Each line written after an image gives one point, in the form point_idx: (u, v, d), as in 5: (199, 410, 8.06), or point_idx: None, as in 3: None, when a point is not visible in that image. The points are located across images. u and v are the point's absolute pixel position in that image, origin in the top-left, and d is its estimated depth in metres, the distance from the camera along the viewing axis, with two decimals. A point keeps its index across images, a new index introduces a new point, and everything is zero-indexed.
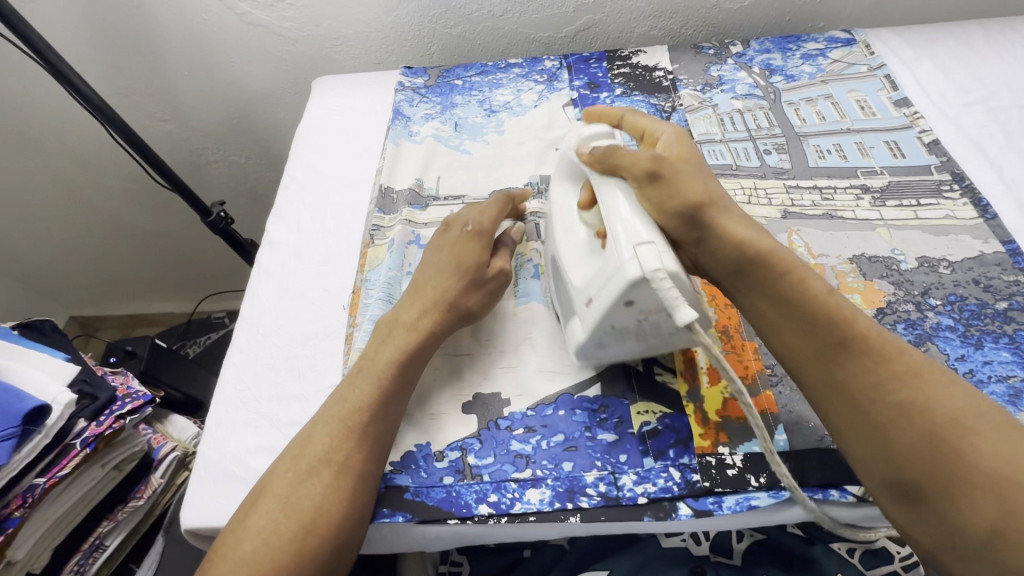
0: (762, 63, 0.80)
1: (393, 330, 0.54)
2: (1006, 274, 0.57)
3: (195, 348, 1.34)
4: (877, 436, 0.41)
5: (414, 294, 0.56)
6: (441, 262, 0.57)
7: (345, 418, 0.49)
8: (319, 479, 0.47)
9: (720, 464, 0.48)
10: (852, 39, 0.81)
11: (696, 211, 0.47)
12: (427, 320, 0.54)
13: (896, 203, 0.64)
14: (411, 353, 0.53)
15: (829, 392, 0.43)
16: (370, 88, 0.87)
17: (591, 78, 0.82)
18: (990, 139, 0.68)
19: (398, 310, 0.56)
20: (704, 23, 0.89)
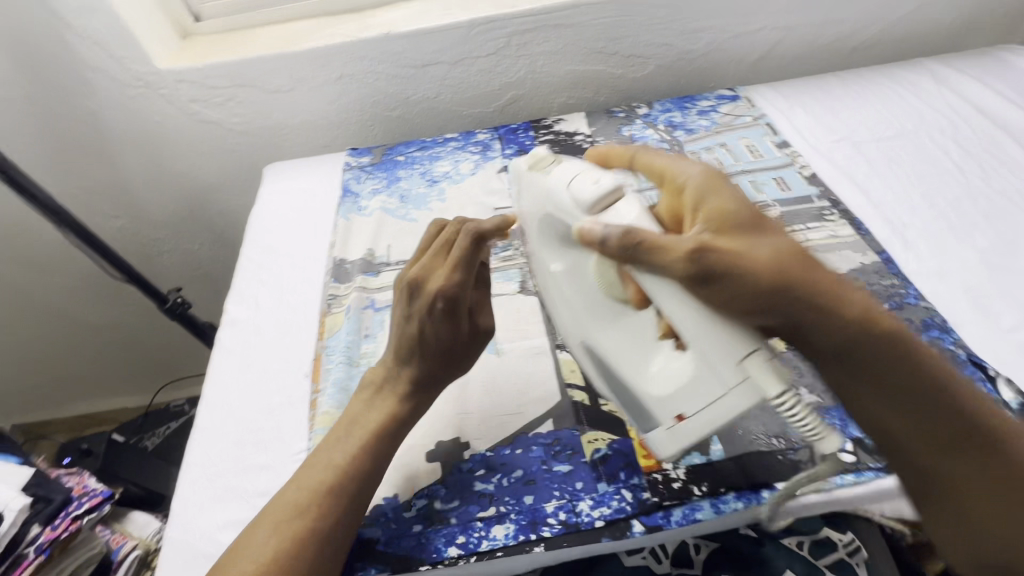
0: (665, 121, 0.93)
1: (373, 385, 0.57)
2: (884, 280, 0.67)
3: (155, 439, 1.29)
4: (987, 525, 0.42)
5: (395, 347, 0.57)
6: (430, 317, 0.55)
7: (320, 479, 0.51)
8: (291, 542, 0.47)
9: (665, 479, 0.53)
10: (736, 95, 0.95)
11: (784, 296, 0.41)
12: (406, 376, 0.56)
13: (789, 229, 0.74)
14: (390, 408, 0.55)
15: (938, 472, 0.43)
16: (320, 170, 0.93)
17: (520, 145, 0.92)
18: (857, 168, 0.80)
19: (374, 369, 0.58)
20: (614, 90, 1.02)
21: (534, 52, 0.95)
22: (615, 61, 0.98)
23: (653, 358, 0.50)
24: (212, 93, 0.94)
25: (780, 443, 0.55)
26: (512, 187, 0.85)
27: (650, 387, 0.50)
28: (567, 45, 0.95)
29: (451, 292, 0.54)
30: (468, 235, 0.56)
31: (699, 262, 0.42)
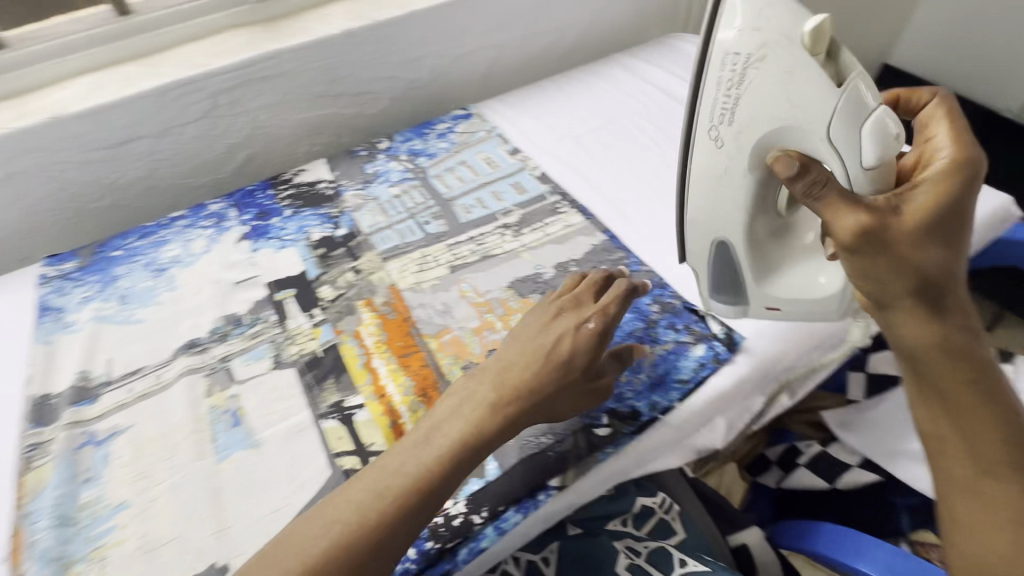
0: (407, 151, 0.93)
1: (463, 406, 0.53)
2: (612, 254, 0.73)
3: None
4: (996, 491, 0.44)
5: (495, 385, 0.54)
6: (522, 348, 0.57)
7: (382, 509, 0.47)
8: None
9: (446, 521, 0.52)
10: (469, 113, 1.00)
11: (918, 261, 0.45)
12: (501, 407, 0.53)
13: (530, 229, 0.78)
14: (473, 443, 0.51)
15: (952, 432, 0.46)
16: (7, 291, 0.76)
17: (259, 207, 0.85)
18: (578, 159, 0.88)
19: (471, 390, 0.54)
20: (356, 129, 1.01)
21: (252, 106, 0.89)
22: (344, 101, 0.96)
23: (821, 272, 0.60)
24: None
25: (547, 439, 0.57)
26: (253, 254, 0.78)
27: (803, 289, 0.60)
28: (287, 94, 0.91)
29: (603, 330, 0.58)
30: (614, 284, 0.63)
31: (863, 235, 0.45)
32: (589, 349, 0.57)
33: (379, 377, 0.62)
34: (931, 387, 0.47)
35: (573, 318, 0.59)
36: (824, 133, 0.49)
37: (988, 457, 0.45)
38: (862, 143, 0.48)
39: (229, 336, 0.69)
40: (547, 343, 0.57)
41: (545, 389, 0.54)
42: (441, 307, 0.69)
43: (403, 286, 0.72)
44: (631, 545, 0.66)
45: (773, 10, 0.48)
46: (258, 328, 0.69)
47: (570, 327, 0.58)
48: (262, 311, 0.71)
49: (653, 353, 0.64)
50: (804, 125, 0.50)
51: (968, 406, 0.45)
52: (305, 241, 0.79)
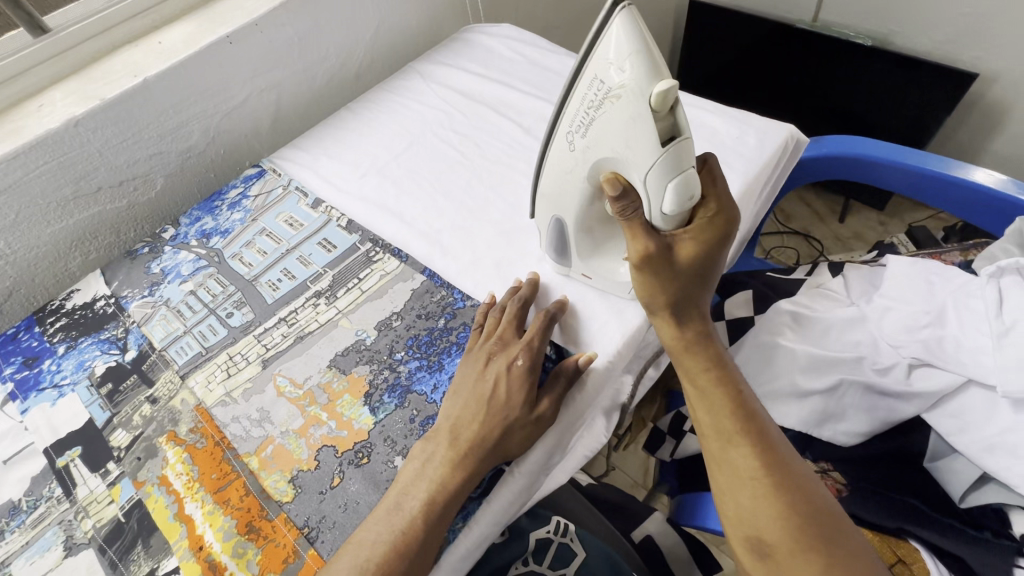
0: (197, 234, 0.82)
1: (426, 466, 0.52)
2: (434, 296, 0.68)
3: None
4: (741, 460, 0.49)
5: (446, 442, 0.53)
6: (465, 402, 0.55)
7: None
8: None
9: None
10: (261, 170, 0.90)
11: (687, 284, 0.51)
12: (463, 451, 0.52)
13: (344, 290, 0.71)
14: (452, 489, 0.51)
15: (709, 416, 0.51)
16: None
17: (25, 353, 0.71)
18: (386, 194, 0.82)
19: (430, 448, 0.53)
20: (135, 221, 0.87)
21: None
22: (107, 195, 0.83)
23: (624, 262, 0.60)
24: None
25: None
26: (23, 416, 0.65)
27: (609, 271, 0.61)
28: (24, 210, 0.76)
29: (536, 363, 0.57)
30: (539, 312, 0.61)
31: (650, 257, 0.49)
32: (529, 381, 0.56)
33: (195, 526, 0.54)
34: (691, 384, 0.53)
35: (504, 358, 0.57)
36: (641, 178, 0.46)
37: (734, 431, 0.50)
38: (655, 200, 0.46)
39: (5, 532, 0.57)
40: (482, 392, 0.55)
41: (491, 437, 0.53)
42: (258, 415, 0.61)
43: (210, 402, 0.63)
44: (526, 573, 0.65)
45: (637, 58, 0.42)
46: (40, 510, 0.58)
47: (504, 367, 0.56)
48: (42, 487, 0.59)
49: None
50: (628, 161, 0.46)
51: (715, 398, 0.51)
52: (87, 380, 0.67)
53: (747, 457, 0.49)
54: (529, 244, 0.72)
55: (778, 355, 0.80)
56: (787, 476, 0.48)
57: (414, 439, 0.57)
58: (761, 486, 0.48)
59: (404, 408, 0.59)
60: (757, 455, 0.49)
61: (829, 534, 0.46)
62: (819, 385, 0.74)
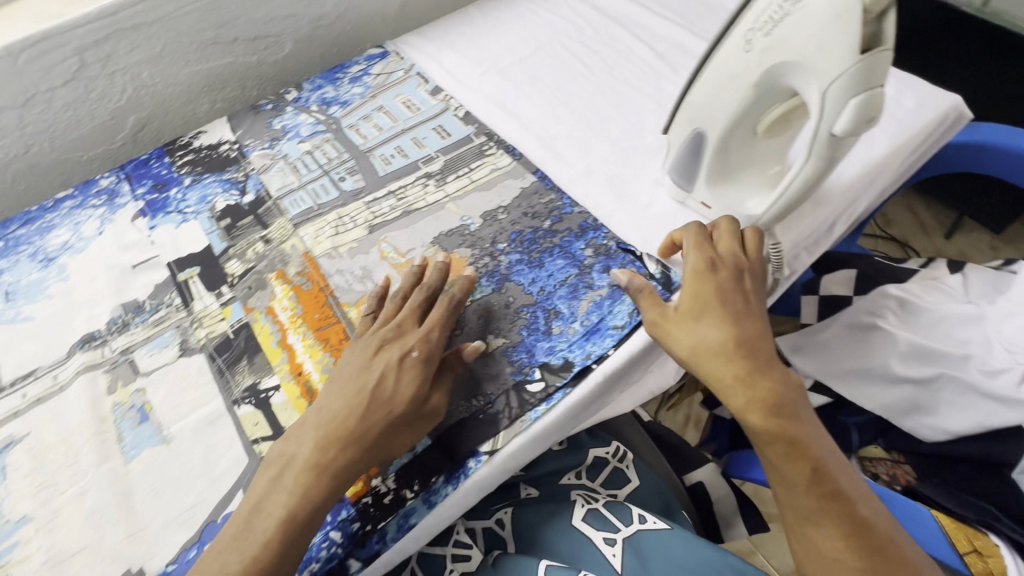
0: (317, 100, 0.84)
1: (283, 476, 0.46)
2: (543, 197, 0.68)
3: None
4: (823, 541, 0.45)
5: (316, 431, 0.48)
6: (347, 381, 0.50)
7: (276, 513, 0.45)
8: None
9: (376, 499, 0.49)
10: (385, 51, 0.90)
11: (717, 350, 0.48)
12: (336, 444, 0.47)
13: (455, 177, 0.71)
14: (325, 482, 0.46)
15: (783, 493, 0.47)
16: None
17: (155, 178, 0.77)
18: (506, 94, 0.81)
19: (302, 439, 0.48)
20: (261, 79, 0.90)
21: (130, 62, 0.78)
22: (242, 47, 0.85)
23: (752, 195, 0.58)
24: None
25: (478, 402, 0.53)
26: (151, 232, 0.71)
27: (736, 201, 0.58)
28: (170, 45, 0.79)
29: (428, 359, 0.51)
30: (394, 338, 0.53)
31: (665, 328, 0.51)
32: (425, 375, 0.51)
33: (295, 355, 0.58)
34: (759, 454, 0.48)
35: (398, 348, 0.51)
36: (822, 88, 0.44)
37: (816, 509, 0.45)
38: (832, 114, 0.44)
39: (130, 326, 0.63)
40: (373, 377, 0.50)
41: (386, 406, 0.49)
42: (360, 272, 0.64)
43: (318, 252, 0.66)
44: (587, 496, 0.63)
45: None
46: (161, 314, 0.63)
47: (399, 355, 0.51)
48: (163, 296, 0.65)
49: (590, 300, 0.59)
50: (812, 68, 0.44)
51: (790, 473, 0.46)
52: (209, 213, 0.72)
53: (834, 536, 0.44)
54: (645, 166, 0.70)
55: (873, 338, 0.76)
56: (878, 554, 0.44)
57: (507, 323, 0.58)
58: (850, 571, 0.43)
59: (500, 294, 0.60)
60: (841, 534, 0.44)
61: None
62: (915, 374, 0.71)
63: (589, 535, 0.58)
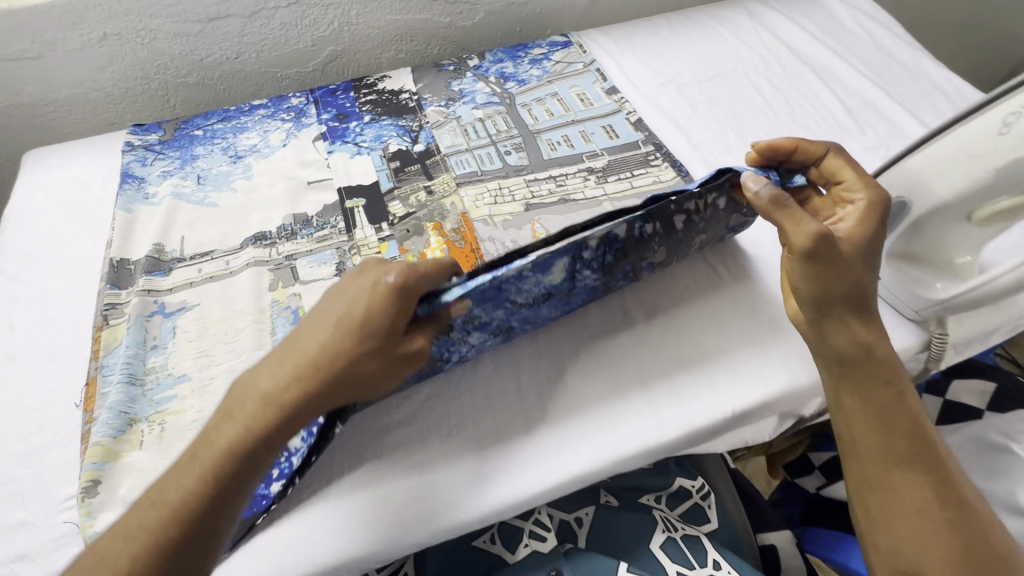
0: (496, 72, 0.87)
1: (233, 406, 0.44)
2: None
3: None
4: (903, 488, 0.48)
5: (276, 367, 0.45)
6: (311, 314, 0.46)
7: (226, 441, 0.43)
8: (182, 479, 0.43)
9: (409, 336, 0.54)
10: (568, 41, 0.91)
11: (851, 279, 0.48)
12: (298, 380, 0.44)
13: (616, 178, 0.72)
14: (279, 419, 0.44)
15: (872, 436, 0.49)
16: (95, 152, 0.78)
17: (339, 108, 0.82)
18: (680, 111, 0.81)
19: (268, 370, 0.45)
20: (445, 41, 0.94)
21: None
22: (441, 8, 0.90)
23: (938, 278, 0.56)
24: None
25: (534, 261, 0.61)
26: (329, 156, 0.76)
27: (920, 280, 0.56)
28: None
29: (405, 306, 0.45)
30: (356, 274, 0.47)
31: (818, 246, 0.46)
32: (400, 321, 0.46)
33: None
34: (858, 399, 0.50)
35: (373, 276, 0.46)
36: None
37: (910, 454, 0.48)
38: None
39: (296, 237, 0.68)
40: (343, 318, 0.45)
41: (333, 355, 0.44)
42: (511, 245, 0.66)
43: (474, 216, 0.69)
44: (667, 523, 0.63)
45: None
46: (325, 233, 0.68)
47: (376, 297, 0.44)
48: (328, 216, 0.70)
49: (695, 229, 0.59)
50: None
51: (884, 416, 0.49)
52: (381, 152, 0.76)
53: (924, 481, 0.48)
54: None
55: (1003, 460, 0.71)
56: (955, 507, 0.47)
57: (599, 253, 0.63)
58: (925, 519, 0.47)
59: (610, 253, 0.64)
60: (923, 483, 0.47)
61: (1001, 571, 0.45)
62: None
63: (662, 563, 0.58)
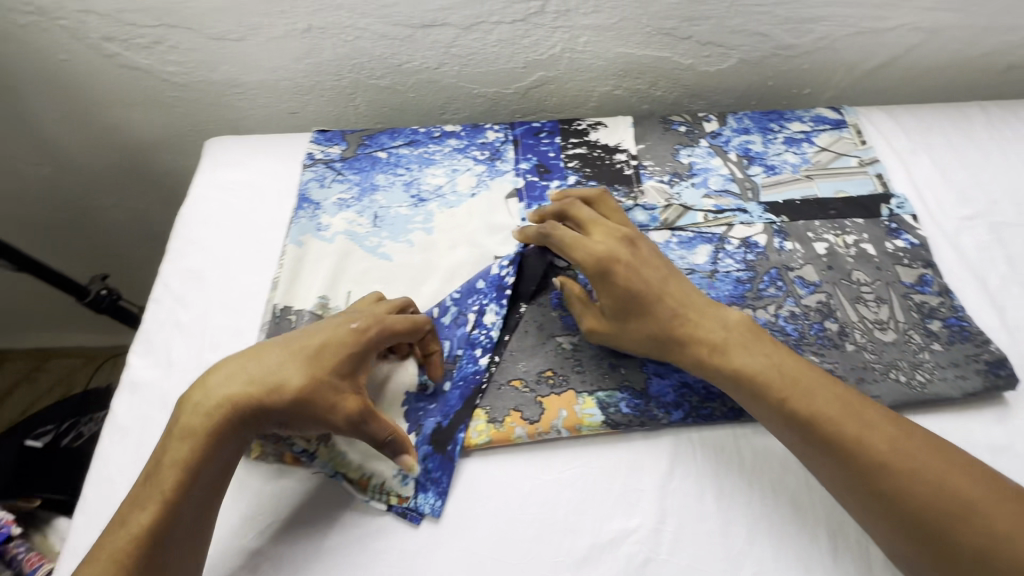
0: (739, 148, 0.69)
1: (178, 427, 0.46)
2: (903, 293, 0.58)
3: (92, 426, 0.98)
4: (841, 466, 0.44)
5: (170, 433, 0.46)
6: (272, 357, 0.48)
7: (178, 461, 0.45)
8: (144, 497, 0.44)
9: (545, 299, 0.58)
10: (842, 119, 0.70)
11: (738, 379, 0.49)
12: (187, 442, 0.45)
13: (883, 365, 0.54)
14: (177, 494, 0.44)
15: (793, 440, 0.47)
16: (275, 155, 0.71)
17: (541, 157, 0.69)
18: (992, 268, 0.59)
19: (164, 446, 0.46)
20: (676, 84, 0.76)
21: (580, 23, 0.69)
22: (687, 48, 0.72)
23: None
24: (134, 32, 0.70)
25: (662, 242, 0.62)
26: (522, 223, 0.63)
27: None
28: (626, 19, 0.68)
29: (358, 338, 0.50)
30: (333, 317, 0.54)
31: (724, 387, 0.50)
32: (285, 391, 0.46)
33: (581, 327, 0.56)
34: (766, 409, 0.48)
35: (337, 322, 0.51)
36: None
37: (824, 413, 0.45)
38: None
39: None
40: (227, 388, 0.46)
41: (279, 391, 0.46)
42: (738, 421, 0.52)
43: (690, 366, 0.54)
44: None
45: None
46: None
47: (263, 368, 0.48)
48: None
49: (846, 262, 0.60)
50: None
51: (791, 414, 0.46)
52: None
53: (889, 432, 0.44)
54: None
55: None
56: (906, 457, 0.43)
57: (757, 287, 0.59)
58: (894, 484, 0.42)
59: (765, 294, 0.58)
60: (856, 450, 0.44)
61: (1009, 487, 0.42)
62: None
63: None
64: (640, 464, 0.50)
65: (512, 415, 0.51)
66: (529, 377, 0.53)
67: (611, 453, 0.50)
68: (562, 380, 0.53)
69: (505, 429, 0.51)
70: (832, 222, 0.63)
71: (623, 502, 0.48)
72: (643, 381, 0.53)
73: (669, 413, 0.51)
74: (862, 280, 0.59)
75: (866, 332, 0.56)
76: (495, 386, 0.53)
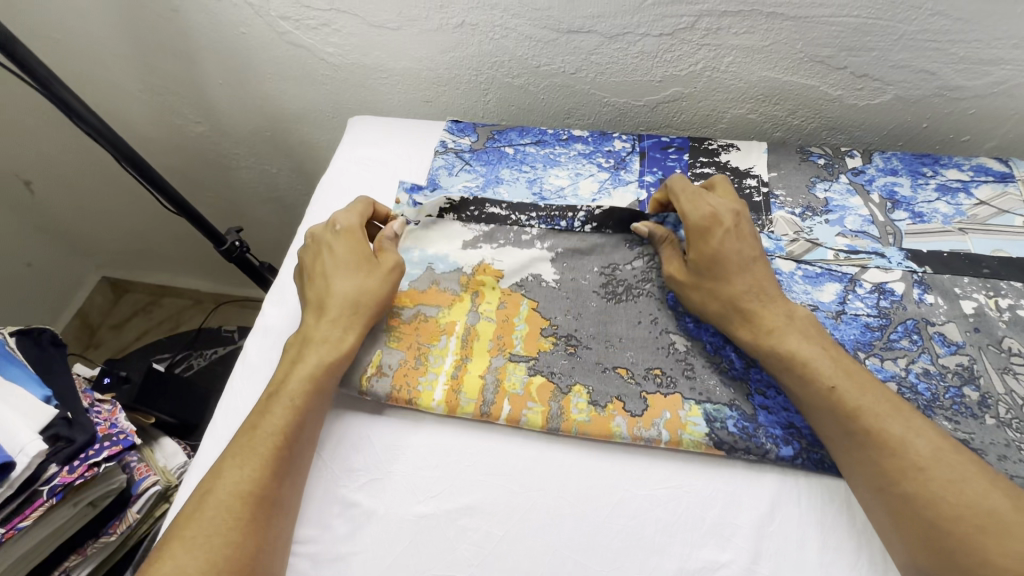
0: (883, 190, 0.65)
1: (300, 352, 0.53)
2: None
3: (200, 361, 1.08)
4: (894, 487, 0.44)
5: (295, 361, 0.53)
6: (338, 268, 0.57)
7: (309, 378, 0.52)
8: (276, 411, 0.50)
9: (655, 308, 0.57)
10: (1008, 173, 0.64)
11: (804, 382, 0.48)
12: (313, 361, 0.52)
13: None
14: (311, 405, 0.51)
15: (848, 455, 0.47)
16: (409, 139, 0.76)
17: (665, 171, 0.68)
18: None
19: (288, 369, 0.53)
20: (817, 115, 0.73)
21: (728, 42, 0.68)
22: (839, 79, 0.68)
23: None
24: (306, 13, 0.77)
25: (786, 274, 0.59)
26: None
27: None
28: (779, 44, 0.66)
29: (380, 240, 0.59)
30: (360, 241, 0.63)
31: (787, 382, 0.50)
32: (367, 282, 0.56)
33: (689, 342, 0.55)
34: (828, 419, 0.47)
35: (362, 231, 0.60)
36: None
37: (889, 433, 0.45)
38: None
39: (580, 274, 0.59)
40: (331, 304, 0.55)
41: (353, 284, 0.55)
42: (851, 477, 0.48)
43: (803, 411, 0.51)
44: None
45: None
46: (619, 290, 0.58)
47: (354, 281, 0.56)
48: (623, 263, 0.60)
49: (997, 326, 0.55)
50: None
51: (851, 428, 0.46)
52: None
53: (934, 440, 0.45)
54: None
55: None
56: (962, 488, 0.43)
57: (888, 337, 0.55)
58: (946, 512, 0.42)
59: (898, 348, 0.54)
60: (911, 473, 0.44)
61: None
62: None
63: None
64: (738, 499, 0.48)
65: (614, 403, 0.52)
66: (637, 369, 0.53)
67: (708, 481, 0.49)
68: (670, 381, 0.53)
69: (606, 415, 0.51)
70: (984, 281, 0.57)
71: (716, 533, 0.47)
72: (754, 403, 0.51)
73: (779, 452, 0.49)
74: (1014, 349, 0.53)
75: (1014, 407, 0.51)
76: (601, 369, 0.54)
